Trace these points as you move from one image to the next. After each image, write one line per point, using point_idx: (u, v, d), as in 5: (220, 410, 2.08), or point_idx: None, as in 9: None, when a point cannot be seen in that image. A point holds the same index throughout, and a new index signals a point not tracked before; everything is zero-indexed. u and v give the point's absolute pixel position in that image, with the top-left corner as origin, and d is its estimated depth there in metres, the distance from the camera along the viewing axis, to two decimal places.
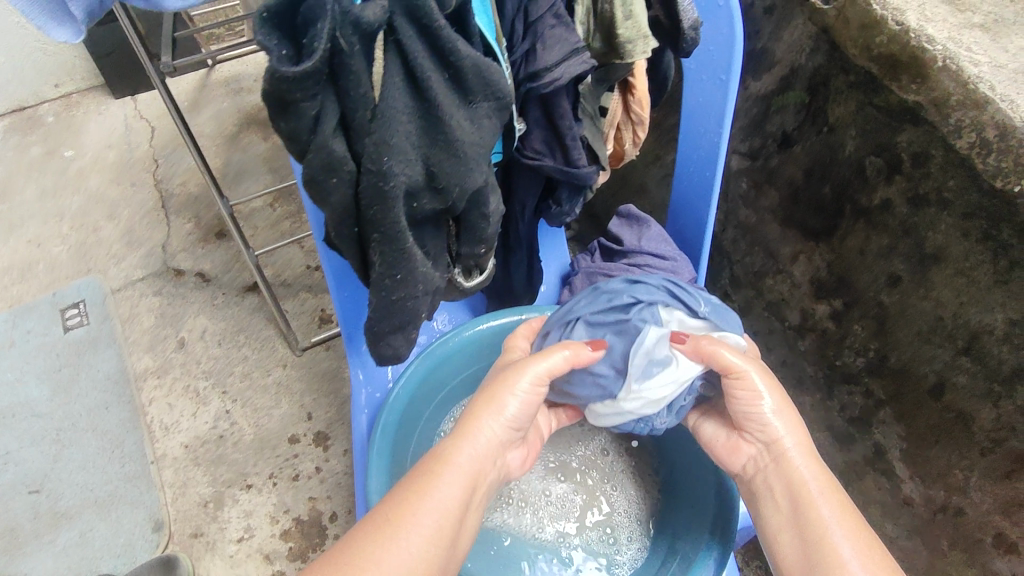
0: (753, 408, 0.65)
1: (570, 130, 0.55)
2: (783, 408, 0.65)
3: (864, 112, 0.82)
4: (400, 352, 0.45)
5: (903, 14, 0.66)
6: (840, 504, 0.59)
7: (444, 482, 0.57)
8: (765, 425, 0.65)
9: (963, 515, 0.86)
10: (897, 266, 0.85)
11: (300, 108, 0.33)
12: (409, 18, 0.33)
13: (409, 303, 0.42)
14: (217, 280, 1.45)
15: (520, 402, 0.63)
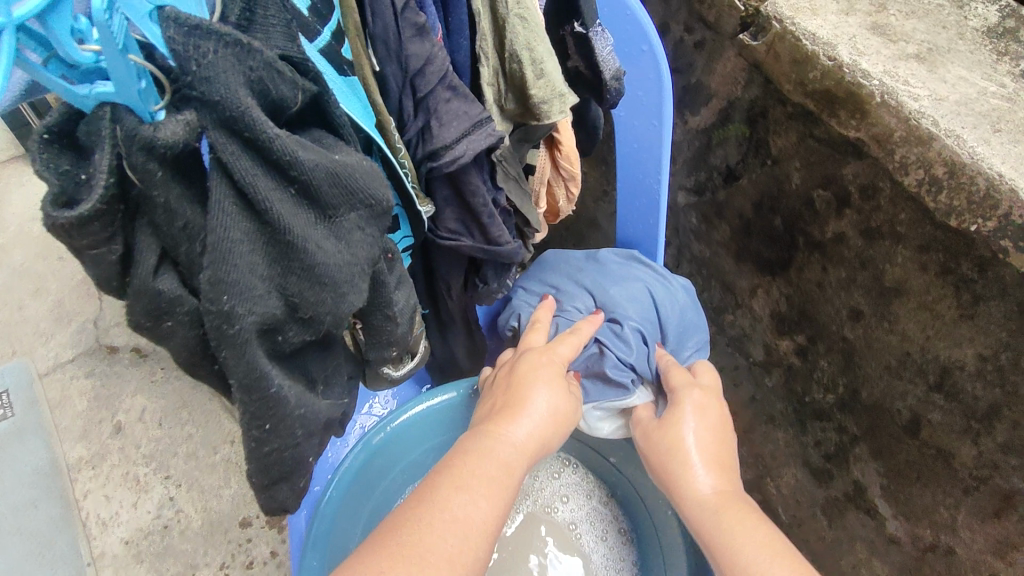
0: (679, 441, 0.59)
1: (486, 207, 0.49)
2: (709, 439, 0.59)
3: (811, 145, 0.77)
4: (288, 505, 0.37)
5: (835, 49, 0.63)
6: (764, 521, 0.51)
7: (488, 465, 0.47)
8: (684, 466, 0.57)
9: (954, 554, 0.82)
10: (857, 300, 0.80)
11: (90, 255, 0.26)
12: (228, 131, 0.26)
13: (290, 451, 0.34)
14: (157, 352, 1.23)
15: (550, 392, 0.56)
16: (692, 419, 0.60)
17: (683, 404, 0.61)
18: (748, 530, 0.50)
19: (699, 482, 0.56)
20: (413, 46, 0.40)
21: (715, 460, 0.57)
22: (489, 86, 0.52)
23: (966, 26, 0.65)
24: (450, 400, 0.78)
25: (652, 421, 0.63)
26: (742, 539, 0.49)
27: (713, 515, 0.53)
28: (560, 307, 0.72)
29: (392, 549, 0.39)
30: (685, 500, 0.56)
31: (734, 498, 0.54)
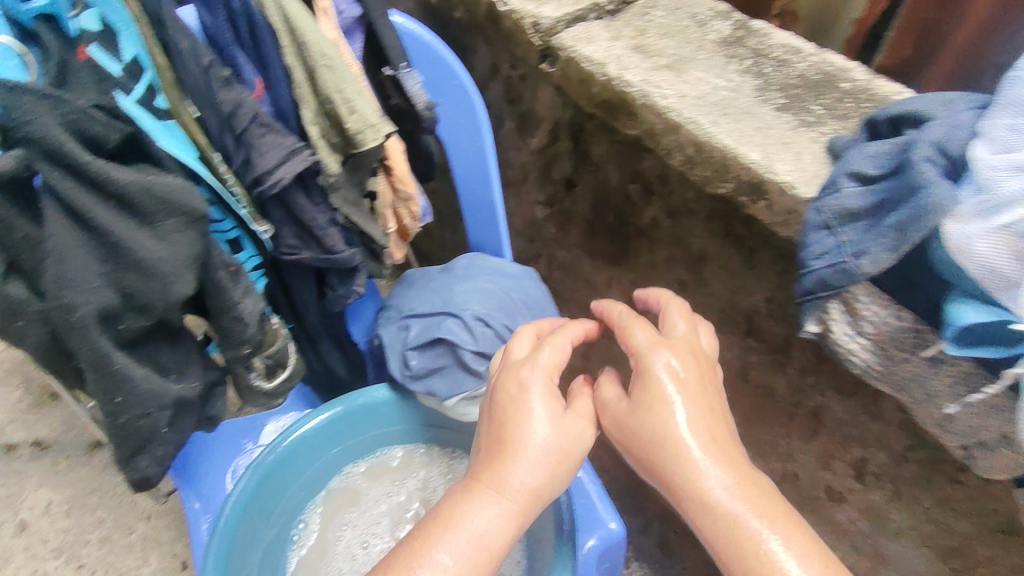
0: (667, 423, 0.55)
1: (316, 223, 0.59)
2: (702, 420, 0.55)
3: (615, 148, 0.91)
4: (150, 472, 0.47)
5: (605, 66, 0.77)
6: (785, 518, 0.50)
7: (459, 536, 0.51)
8: (681, 454, 0.54)
9: (801, 479, 0.95)
10: (680, 272, 0.93)
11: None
12: (52, 162, 0.35)
13: (144, 421, 0.44)
14: (57, 443, 1.22)
15: (541, 430, 0.56)
16: (688, 395, 0.56)
17: (664, 382, 0.56)
18: (776, 531, 0.49)
19: (709, 476, 0.52)
20: (222, 93, 0.49)
21: (716, 445, 0.54)
22: (313, 124, 0.63)
23: (706, 37, 0.80)
24: (342, 414, 0.84)
25: (626, 403, 0.59)
26: (767, 539, 0.49)
27: (727, 518, 0.51)
28: (417, 311, 0.82)
29: None
30: (689, 499, 0.53)
31: (749, 484, 0.52)
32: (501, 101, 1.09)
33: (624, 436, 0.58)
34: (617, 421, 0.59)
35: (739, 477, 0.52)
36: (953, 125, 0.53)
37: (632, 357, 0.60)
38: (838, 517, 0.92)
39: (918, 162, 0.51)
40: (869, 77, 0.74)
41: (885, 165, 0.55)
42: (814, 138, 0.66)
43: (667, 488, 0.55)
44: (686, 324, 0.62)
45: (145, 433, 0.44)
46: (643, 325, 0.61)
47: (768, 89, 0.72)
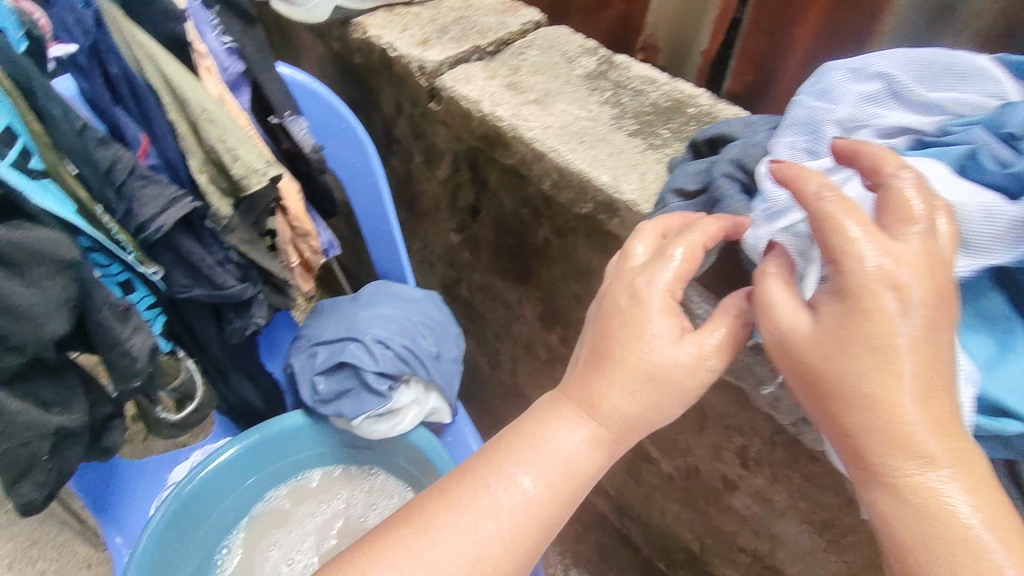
0: (884, 378, 0.40)
1: (204, 262, 0.65)
2: (929, 375, 0.40)
3: (505, 177, 0.98)
4: (32, 496, 0.54)
5: (480, 104, 0.85)
6: (993, 500, 0.40)
7: (535, 456, 0.51)
8: (889, 420, 0.40)
9: (701, 471, 1.02)
10: (574, 287, 1.00)
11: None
12: None
13: (24, 447, 0.51)
14: None
15: (657, 355, 0.48)
16: (923, 339, 0.40)
17: (896, 331, 0.40)
18: (987, 517, 0.39)
19: (923, 459, 0.40)
20: (98, 152, 0.55)
21: (941, 410, 0.40)
22: (202, 172, 0.68)
23: (572, 73, 0.89)
24: (257, 441, 0.88)
25: (826, 337, 0.42)
26: (984, 539, 0.39)
27: (923, 501, 0.40)
28: (323, 338, 0.88)
29: (429, 533, 0.49)
30: (874, 469, 0.42)
31: (966, 466, 0.40)
32: (408, 136, 1.16)
33: (808, 374, 0.43)
34: (787, 337, 0.44)
35: (953, 449, 0.40)
36: (750, 146, 0.62)
37: (832, 267, 0.42)
38: (735, 503, 1.00)
39: (719, 179, 0.60)
40: (712, 103, 0.83)
41: (700, 181, 0.63)
42: (658, 161, 0.75)
43: (849, 450, 0.43)
44: (943, 219, 0.43)
45: (26, 460, 0.51)
46: (856, 213, 0.41)
47: (622, 118, 0.81)
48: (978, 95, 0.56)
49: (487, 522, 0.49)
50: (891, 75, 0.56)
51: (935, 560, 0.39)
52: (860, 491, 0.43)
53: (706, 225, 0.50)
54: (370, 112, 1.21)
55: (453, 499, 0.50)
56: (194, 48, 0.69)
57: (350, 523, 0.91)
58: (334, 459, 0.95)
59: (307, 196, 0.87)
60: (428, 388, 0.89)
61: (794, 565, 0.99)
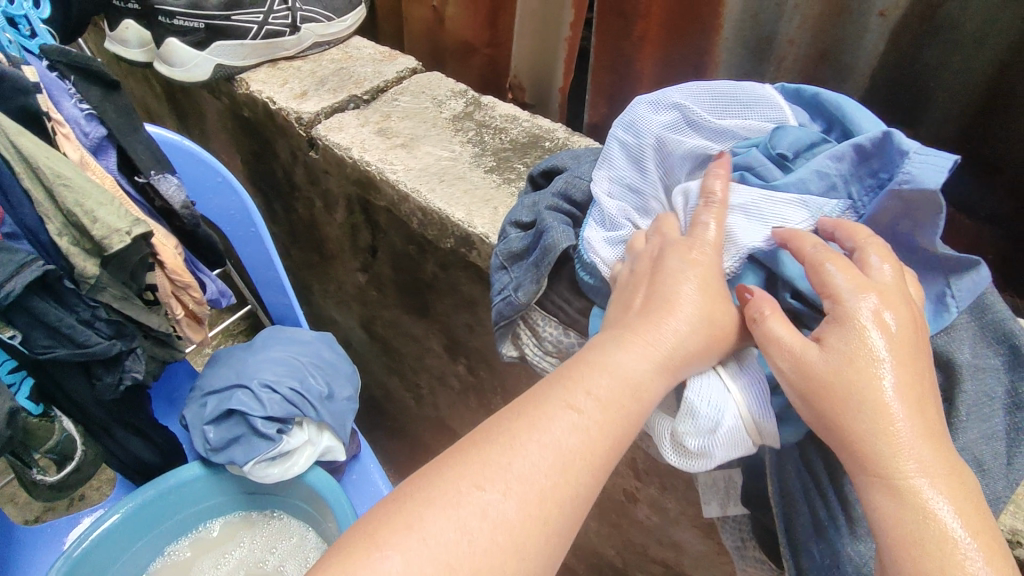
0: (871, 390, 0.43)
1: (62, 322, 0.67)
2: (910, 390, 0.43)
3: (392, 216, 1.03)
4: None
5: (351, 151, 0.90)
6: (979, 507, 0.41)
7: (600, 379, 0.46)
8: (881, 429, 0.42)
9: (605, 486, 1.05)
10: (466, 317, 1.04)
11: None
12: None
13: None
14: None
15: (702, 296, 0.49)
16: (901, 361, 0.44)
17: (876, 345, 0.44)
18: (971, 522, 0.40)
19: (914, 462, 0.42)
20: None
21: (926, 421, 0.43)
22: (62, 235, 0.70)
23: (439, 116, 0.95)
24: (150, 497, 0.88)
25: (835, 359, 0.44)
26: (959, 538, 0.40)
27: (912, 512, 0.41)
28: (211, 387, 0.90)
29: (502, 451, 0.43)
30: (876, 471, 0.42)
31: (952, 473, 0.42)
32: (306, 184, 1.20)
33: (819, 392, 0.44)
34: (799, 366, 0.45)
35: (936, 459, 0.42)
36: (574, 178, 0.68)
37: (827, 303, 0.46)
38: (637, 514, 1.03)
39: (545, 212, 0.66)
40: (567, 136, 0.90)
41: (533, 214, 0.69)
42: (510, 195, 0.81)
43: (851, 457, 0.43)
44: (887, 265, 0.47)
45: None
46: (837, 258, 0.47)
47: (481, 156, 0.87)
48: (762, 121, 0.61)
49: (571, 437, 0.44)
50: (683, 106, 0.60)
51: (928, 562, 0.40)
52: (859, 494, 0.43)
53: (712, 181, 0.54)
54: (269, 162, 1.25)
55: (532, 417, 0.44)
56: (51, 117, 0.72)
57: (251, 570, 0.91)
58: (233, 508, 0.95)
59: (190, 248, 0.90)
60: (321, 428, 0.89)
61: None
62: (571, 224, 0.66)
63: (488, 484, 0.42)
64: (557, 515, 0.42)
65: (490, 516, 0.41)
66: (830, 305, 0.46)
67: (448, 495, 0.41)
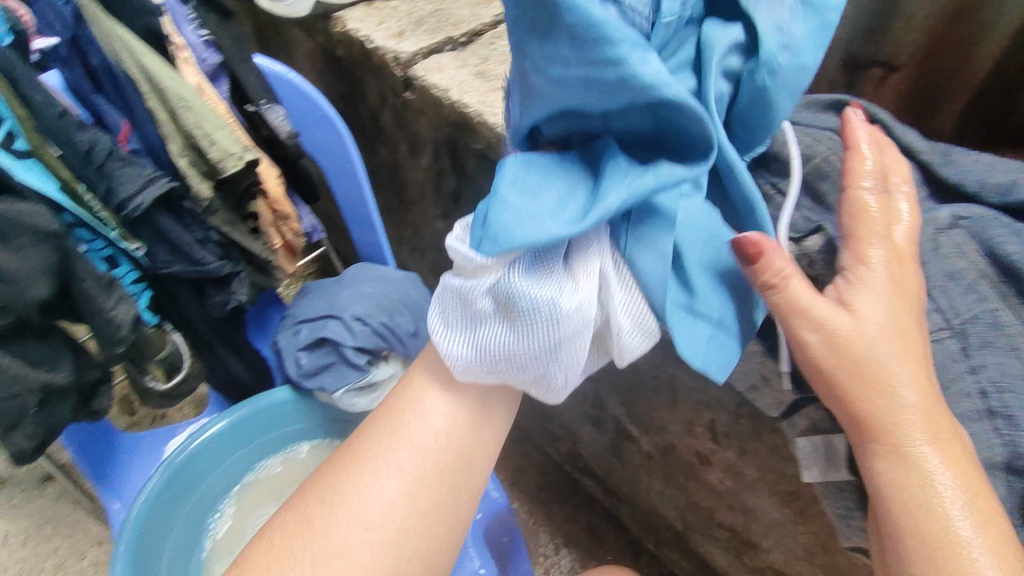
0: (875, 360, 0.47)
1: (182, 238, 0.70)
2: (911, 361, 0.48)
3: (481, 162, 1.03)
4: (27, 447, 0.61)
5: (449, 92, 0.90)
6: (972, 463, 0.47)
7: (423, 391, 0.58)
8: (890, 399, 0.47)
9: (676, 448, 1.05)
10: None
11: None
12: None
13: (13, 401, 0.57)
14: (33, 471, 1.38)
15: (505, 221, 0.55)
16: (903, 327, 0.48)
17: (878, 319, 0.48)
18: (965, 478, 0.46)
19: (916, 437, 0.47)
20: (78, 135, 0.61)
21: (927, 390, 0.48)
22: (181, 156, 0.73)
23: None
24: (246, 416, 0.92)
25: (871, 334, 0.48)
26: (947, 501, 0.46)
27: (909, 483, 0.47)
28: (304, 315, 0.93)
29: (349, 460, 0.56)
30: (889, 441, 0.47)
31: (950, 441, 0.47)
32: (393, 128, 1.21)
33: (828, 371, 0.49)
34: (829, 338, 0.48)
35: (930, 420, 0.47)
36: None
37: (850, 256, 0.51)
38: (709, 479, 1.04)
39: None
40: None
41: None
42: None
43: (858, 428, 0.49)
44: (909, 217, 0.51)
45: (13, 410, 0.57)
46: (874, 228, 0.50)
47: None
48: None
49: (412, 419, 0.57)
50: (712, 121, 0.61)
51: (923, 522, 0.46)
52: (867, 460, 0.49)
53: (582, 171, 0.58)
54: (357, 105, 1.26)
55: (381, 419, 0.58)
56: (172, 40, 0.76)
57: None
58: (320, 435, 0.99)
59: (288, 181, 0.92)
60: (403, 363, 0.94)
61: (769, 539, 1.00)
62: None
63: (339, 478, 0.56)
64: (399, 484, 0.55)
65: (344, 513, 0.54)
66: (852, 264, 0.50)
67: (311, 508, 0.55)
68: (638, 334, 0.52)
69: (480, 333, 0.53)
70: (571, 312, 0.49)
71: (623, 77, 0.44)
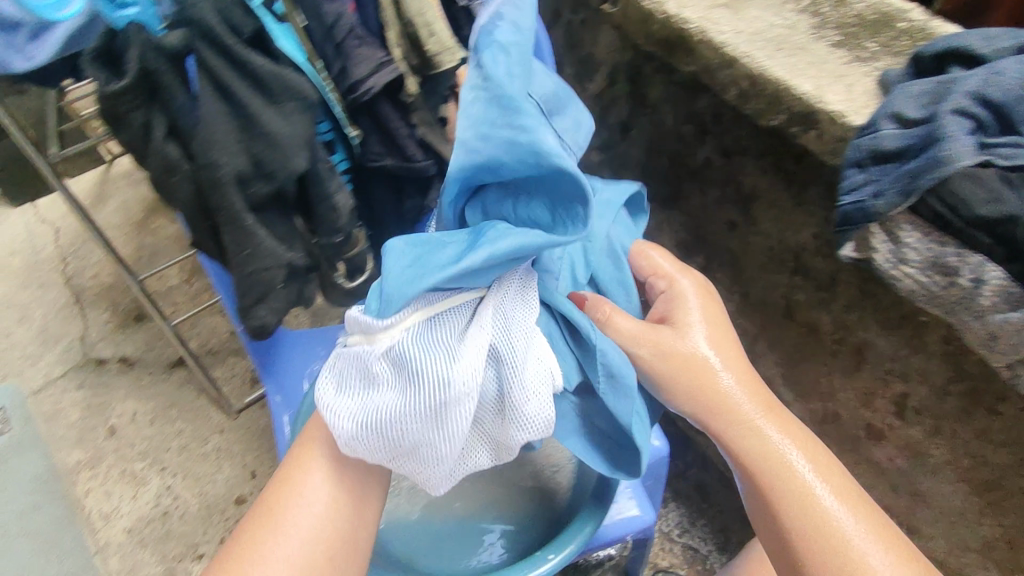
0: (699, 356, 0.66)
1: (399, 130, 0.68)
2: (723, 351, 0.68)
3: (672, 91, 0.96)
4: (267, 321, 0.65)
5: (665, 5, 0.82)
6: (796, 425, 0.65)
7: (306, 494, 0.59)
8: (717, 384, 0.65)
9: (840, 417, 1.01)
10: (730, 213, 0.98)
11: (129, 120, 0.54)
12: (214, 52, 0.53)
13: (264, 272, 0.61)
14: (183, 353, 1.49)
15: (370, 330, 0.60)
16: (713, 332, 0.69)
17: (694, 331, 0.68)
18: (796, 438, 0.64)
19: (754, 418, 0.64)
20: (326, 6, 0.59)
21: (745, 376, 0.67)
22: (396, 45, 0.68)
23: None
24: None
25: (691, 350, 0.66)
26: (801, 472, 0.61)
27: (762, 459, 0.62)
28: None
29: (236, 554, 0.57)
30: (737, 421, 0.64)
31: (779, 417, 0.65)
32: (562, 48, 1.14)
33: (665, 374, 0.65)
34: (656, 349, 0.65)
35: (749, 393, 0.66)
36: (994, 76, 0.58)
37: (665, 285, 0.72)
38: (877, 455, 0.99)
39: (945, 117, 0.58)
40: (925, 19, 0.78)
41: (924, 111, 0.61)
42: (868, 75, 0.71)
43: (712, 416, 0.65)
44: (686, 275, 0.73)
45: (265, 281, 0.62)
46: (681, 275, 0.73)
47: (824, 27, 0.77)
48: None
49: (295, 512, 0.58)
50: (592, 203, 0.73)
51: (789, 492, 0.60)
52: (735, 444, 0.64)
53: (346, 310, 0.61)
54: None
55: (265, 511, 0.59)
56: None
57: None
58: None
59: None
60: None
61: (935, 525, 0.96)
62: (975, 131, 0.58)
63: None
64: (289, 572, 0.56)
65: None
66: (670, 289, 0.72)
67: None
68: (535, 421, 0.55)
69: (371, 396, 0.55)
70: (461, 380, 0.53)
71: (530, 140, 0.51)
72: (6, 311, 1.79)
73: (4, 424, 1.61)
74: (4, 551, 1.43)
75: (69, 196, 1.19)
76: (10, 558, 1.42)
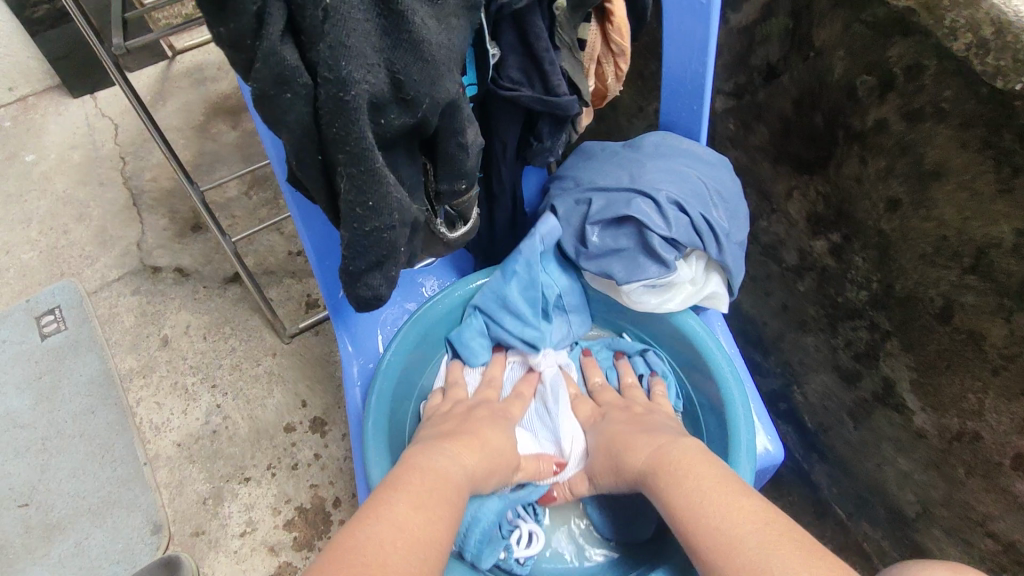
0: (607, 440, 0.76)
1: (548, 53, 0.54)
2: (622, 424, 0.76)
3: (854, 32, 0.79)
4: (380, 294, 0.54)
5: None
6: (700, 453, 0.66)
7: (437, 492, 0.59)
8: (619, 451, 0.73)
9: (980, 440, 0.88)
10: (896, 189, 0.82)
11: (238, 1, 0.37)
12: None
13: (386, 233, 0.49)
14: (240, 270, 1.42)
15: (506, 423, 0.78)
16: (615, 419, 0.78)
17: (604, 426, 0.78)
18: (688, 463, 0.64)
19: (645, 462, 0.68)
20: None
21: (636, 435, 0.73)
22: None
23: None
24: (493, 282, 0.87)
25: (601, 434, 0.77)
26: (690, 485, 0.62)
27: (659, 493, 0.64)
28: (602, 184, 0.76)
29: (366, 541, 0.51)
30: (639, 474, 0.68)
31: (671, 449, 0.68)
32: None
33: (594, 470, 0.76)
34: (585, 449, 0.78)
35: (637, 443, 0.71)
36: None
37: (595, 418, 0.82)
38: (1017, 489, 0.85)
39: None
40: None
41: None
42: None
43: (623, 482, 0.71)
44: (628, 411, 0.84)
45: (388, 245, 0.49)
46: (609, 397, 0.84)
47: None
48: None
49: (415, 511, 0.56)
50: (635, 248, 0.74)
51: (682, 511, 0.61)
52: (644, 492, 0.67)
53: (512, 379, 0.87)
54: None
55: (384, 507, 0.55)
56: None
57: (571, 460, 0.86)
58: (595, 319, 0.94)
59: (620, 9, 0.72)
60: (710, 270, 0.76)
61: None
62: None
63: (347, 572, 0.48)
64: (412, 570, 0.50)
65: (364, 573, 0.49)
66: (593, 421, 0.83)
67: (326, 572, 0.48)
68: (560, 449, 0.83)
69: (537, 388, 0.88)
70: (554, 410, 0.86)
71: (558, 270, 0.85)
72: (65, 207, 1.74)
73: (61, 322, 1.58)
74: (58, 448, 1.43)
75: (133, 92, 1.08)
76: (63, 458, 1.41)
